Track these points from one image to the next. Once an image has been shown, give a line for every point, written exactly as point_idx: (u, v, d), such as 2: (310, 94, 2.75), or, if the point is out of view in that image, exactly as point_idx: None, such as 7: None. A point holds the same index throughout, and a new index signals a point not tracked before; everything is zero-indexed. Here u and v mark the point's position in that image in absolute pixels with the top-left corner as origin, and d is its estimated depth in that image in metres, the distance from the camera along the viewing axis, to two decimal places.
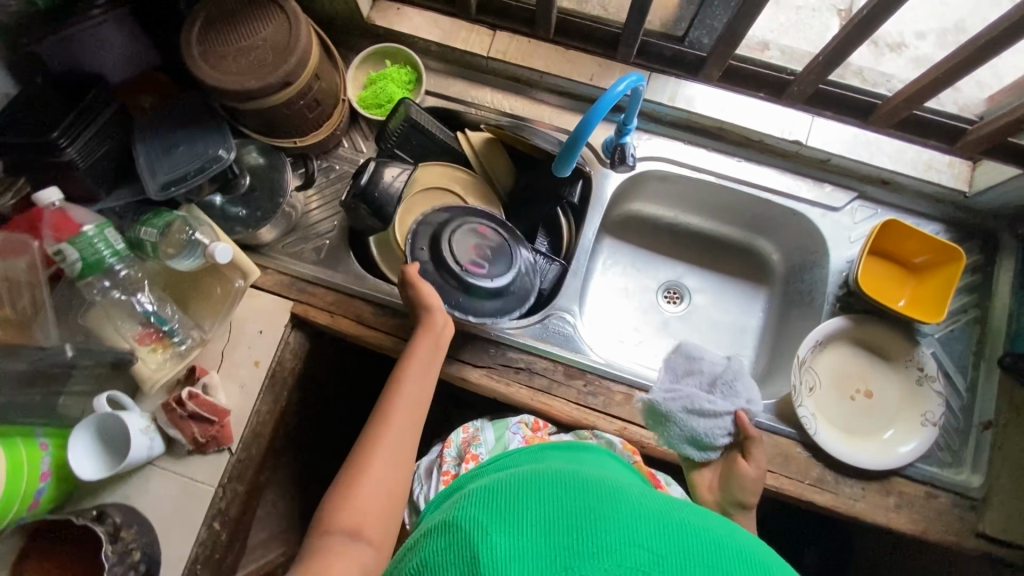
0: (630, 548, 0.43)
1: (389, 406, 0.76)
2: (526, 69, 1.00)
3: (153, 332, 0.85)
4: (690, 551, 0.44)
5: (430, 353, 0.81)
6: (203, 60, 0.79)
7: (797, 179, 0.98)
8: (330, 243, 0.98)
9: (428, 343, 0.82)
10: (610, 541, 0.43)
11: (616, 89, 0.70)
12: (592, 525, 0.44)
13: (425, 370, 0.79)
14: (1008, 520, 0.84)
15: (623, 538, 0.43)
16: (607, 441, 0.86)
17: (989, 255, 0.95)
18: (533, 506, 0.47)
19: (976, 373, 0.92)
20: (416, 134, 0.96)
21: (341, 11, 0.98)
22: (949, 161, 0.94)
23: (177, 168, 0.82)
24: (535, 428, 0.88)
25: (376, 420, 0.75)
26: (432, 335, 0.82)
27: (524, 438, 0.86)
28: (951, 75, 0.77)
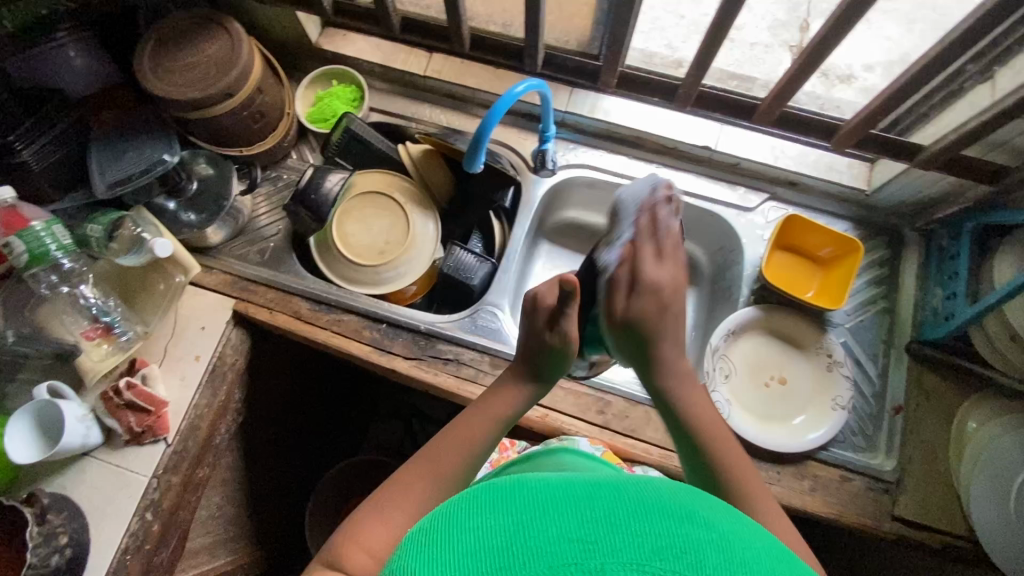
0: (567, 539, 0.34)
1: (440, 448, 0.63)
2: (460, 86, 1.09)
3: (98, 326, 0.89)
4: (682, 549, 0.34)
5: (514, 404, 0.69)
6: (152, 75, 0.88)
7: (712, 182, 1.05)
8: (274, 245, 1.04)
9: (518, 396, 0.70)
10: (549, 537, 0.34)
11: (515, 90, 0.78)
12: (529, 521, 0.35)
13: (497, 425, 0.67)
14: (921, 505, 0.86)
15: (564, 530, 0.34)
16: (570, 441, 0.85)
17: (895, 250, 1.00)
18: (474, 504, 0.38)
19: (887, 360, 0.95)
20: (356, 144, 1.04)
21: (291, 36, 1.08)
22: (849, 163, 1.01)
23: (124, 169, 0.90)
24: (503, 450, 0.91)
25: (428, 458, 0.62)
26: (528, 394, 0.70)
27: (491, 463, 0.89)
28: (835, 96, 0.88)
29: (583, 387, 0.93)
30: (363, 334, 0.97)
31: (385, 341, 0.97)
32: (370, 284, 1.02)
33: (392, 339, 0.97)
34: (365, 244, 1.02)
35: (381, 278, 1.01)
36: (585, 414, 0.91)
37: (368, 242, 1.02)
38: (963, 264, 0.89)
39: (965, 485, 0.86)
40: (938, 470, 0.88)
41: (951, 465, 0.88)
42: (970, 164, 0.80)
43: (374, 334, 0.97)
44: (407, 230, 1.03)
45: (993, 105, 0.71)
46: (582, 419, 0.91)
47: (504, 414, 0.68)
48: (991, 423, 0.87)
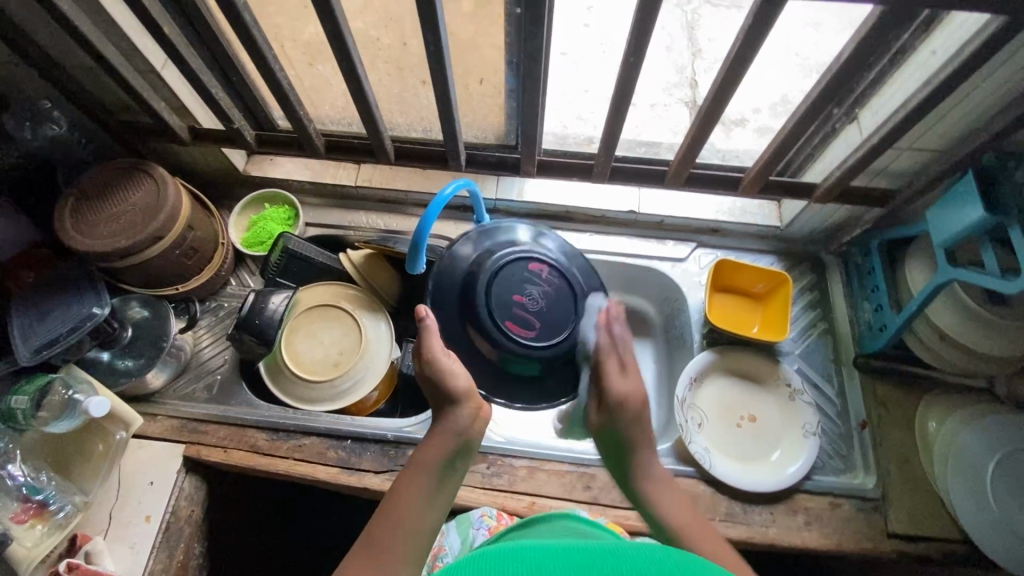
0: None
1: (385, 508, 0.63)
2: (391, 190, 1.13)
3: (29, 505, 0.79)
4: None
5: (451, 443, 0.70)
6: (76, 230, 0.87)
7: (644, 241, 1.12)
8: (222, 377, 1.00)
9: (450, 438, 0.70)
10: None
11: (444, 193, 0.81)
12: None
13: (433, 471, 0.67)
14: (910, 516, 0.88)
15: None
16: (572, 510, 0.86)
17: (819, 274, 1.08)
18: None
19: (840, 378, 1.00)
20: (296, 262, 1.04)
21: (218, 170, 1.11)
22: (759, 204, 1.10)
23: (50, 331, 0.85)
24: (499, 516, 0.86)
25: (381, 517, 0.62)
26: (454, 431, 0.71)
27: (488, 531, 0.83)
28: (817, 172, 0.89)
29: (564, 464, 0.91)
30: (329, 455, 0.93)
31: (353, 458, 0.92)
32: (328, 400, 0.98)
33: (360, 455, 0.93)
34: (317, 359, 1.00)
35: (339, 391, 0.98)
36: (571, 493, 0.89)
37: (321, 356, 1.00)
38: (880, 278, 0.97)
39: (943, 488, 0.88)
40: (913, 476, 0.91)
41: (927, 470, 0.91)
42: (859, 193, 0.89)
43: (339, 453, 0.93)
44: (358, 337, 1.01)
45: (863, 143, 0.81)
46: (569, 498, 0.89)
47: (438, 452, 0.69)
48: (949, 419, 0.91)
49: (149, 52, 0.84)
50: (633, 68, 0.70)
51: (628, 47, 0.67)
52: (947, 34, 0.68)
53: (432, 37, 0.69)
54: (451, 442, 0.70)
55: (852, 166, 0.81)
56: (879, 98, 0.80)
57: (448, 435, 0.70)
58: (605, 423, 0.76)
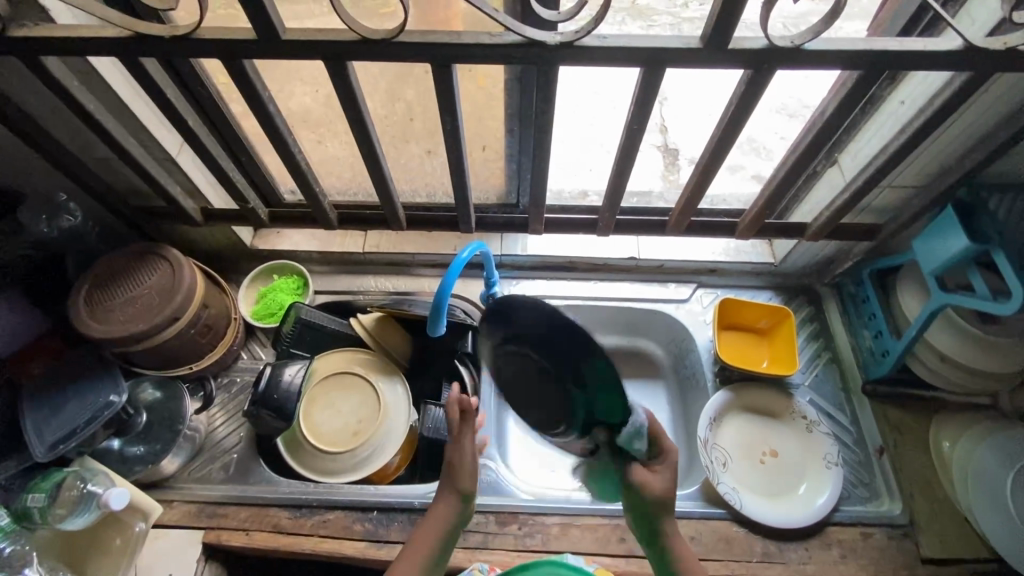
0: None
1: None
2: (398, 254, 1.16)
3: None
4: None
5: (444, 525, 0.72)
6: (93, 319, 0.87)
7: (647, 285, 1.16)
8: (238, 455, 0.98)
9: (448, 517, 0.72)
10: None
11: (461, 256, 0.84)
12: None
13: (431, 553, 0.71)
14: (940, 540, 0.89)
15: None
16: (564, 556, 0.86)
17: (816, 305, 1.13)
18: None
19: (851, 406, 1.02)
20: (309, 330, 1.04)
21: (227, 246, 1.12)
22: (752, 243, 1.16)
23: (66, 425, 0.84)
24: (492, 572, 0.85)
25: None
26: (448, 515, 0.72)
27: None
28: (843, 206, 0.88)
29: (596, 517, 0.91)
30: (355, 529, 0.90)
31: (381, 530, 0.90)
32: (350, 470, 0.97)
33: (388, 525, 0.91)
34: (337, 428, 0.99)
35: (361, 460, 0.97)
36: (605, 546, 0.88)
37: (340, 426, 0.99)
38: (876, 306, 1.02)
39: (967, 508, 0.90)
40: (937, 498, 0.92)
41: (948, 491, 0.93)
42: (848, 229, 0.95)
43: (366, 525, 0.91)
44: (377, 402, 1.01)
45: (847, 185, 0.87)
46: (605, 552, 0.88)
47: (435, 536, 0.71)
48: (962, 439, 0.95)
49: (167, 142, 0.88)
50: (635, 133, 0.75)
51: (631, 115, 0.73)
52: (914, 87, 0.75)
53: (447, 115, 0.73)
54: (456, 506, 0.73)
55: (840, 206, 0.87)
56: (857, 143, 0.87)
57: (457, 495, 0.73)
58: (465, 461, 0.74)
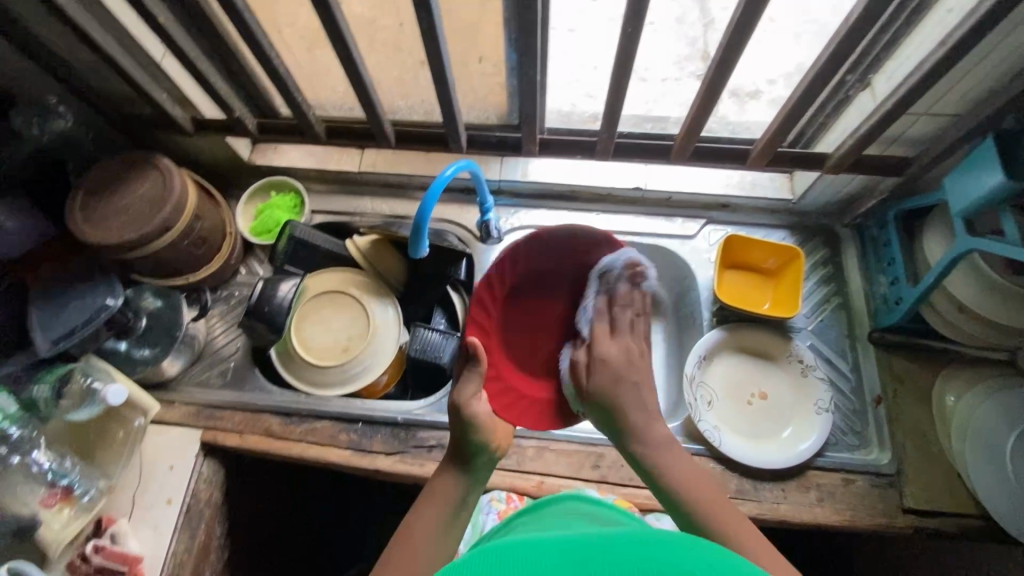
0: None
1: (399, 547, 0.62)
2: (395, 175, 1.13)
3: (56, 491, 0.83)
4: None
5: (459, 488, 0.69)
6: (88, 224, 0.89)
7: (651, 219, 1.10)
8: (235, 364, 1.02)
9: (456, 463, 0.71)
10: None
11: (444, 174, 0.80)
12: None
13: (450, 507, 0.66)
14: (926, 491, 0.86)
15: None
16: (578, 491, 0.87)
17: (834, 247, 1.05)
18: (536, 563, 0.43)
19: (855, 354, 0.98)
20: (303, 250, 1.04)
21: (225, 160, 1.11)
22: (770, 177, 1.07)
23: (66, 323, 0.88)
24: (509, 499, 0.89)
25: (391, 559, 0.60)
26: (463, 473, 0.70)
27: (498, 515, 0.87)
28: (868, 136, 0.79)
29: (572, 444, 0.92)
30: (340, 438, 0.94)
31: (364, 441, 0.94)
32: (339, 384, 1.00)
33: (371, 437, 0.94)
34: (327, 344, 1.01)
35: (349, 375, 0.99)
36: (579, 471, 0.90)
37: (330, 342, 1.01)
38: (896, 250, 0.94)
39: (961, 462, 0.86)
40: (930, 451, 0.89)
41: (943, 445, 0.89)
42: (873, 162, 0.86)
43: (351, 436, 0.94)
44: (366, 322, 1.02)
45: (876, 109, 0.78)
46: (578, 478, 0.90)
47: (451, 495, 0.68)
48: (968, 393, 0.89)
49: (149, 43, 0.85)
50: (631, 39, 0.68)
51: (628, 16, 0.65)
52: None
53: (424, 14, 0.68)
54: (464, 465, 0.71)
55: (865, 132, 0.78)
56: (894, 61, 0.77)
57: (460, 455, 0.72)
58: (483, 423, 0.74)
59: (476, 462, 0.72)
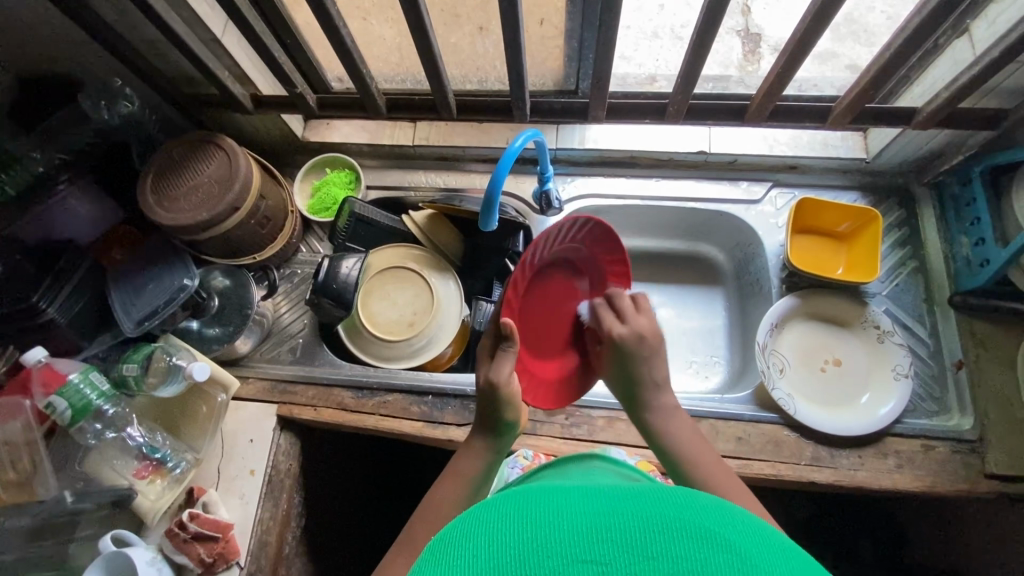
0: (582, 562, 0.31)
1: (419, 524, 0.67)
2: (449, 147, 1.11)
3: (148, 463, 0.89)
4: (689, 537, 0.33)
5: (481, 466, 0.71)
6: (159, 207, 0.90)
7: (714, 184, 1.07)
8: (303, 340, 1.05)
9: (484, 450, 0.71)
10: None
11: (514, 144, 0.79)
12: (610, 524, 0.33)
13: (470, 486, 0.69)
14: (1010, 456, 0.84)
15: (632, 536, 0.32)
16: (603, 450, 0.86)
17: (909, 208, 1.01)
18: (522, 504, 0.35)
19: (933, 319, 0.95)
20: (362, 226, 1.04)
21: (280, 137, 1.11)
22: (842, 136, 1.02)
23: (149, 304, 0.91)
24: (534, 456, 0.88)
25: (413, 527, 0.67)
26: (490, 450, 0.72)
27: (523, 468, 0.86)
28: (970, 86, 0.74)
29: None
30: (412, 411, 0.96)
31: (435, 412, 0.95)
32: (407, 358, 1.01)
33: (442, 409, 0.96)
34: (392, 319, 1.01)
35: (416, 349, 1.00)
36: None
37: (395, 317, 1.01)
38: (984, 209, 0.89)
39: None
40: (1016, 417, 0.86)
41: None
42: (968, 115, 0.81)
43: (422, 408, 0.96)
44: (430, 297, 1.02)
45: (978, 58, 0.73)
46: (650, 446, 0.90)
47: (472, 471, 0.70)
48: None
49: (210, 20, 0.83)
50: None
51: None
52: None
53: None
54: (484, 456, 0.71)
55: (965, 84, 0.73)
56: (1001, 4, 0.71)
57: (484, 437, 0.72)
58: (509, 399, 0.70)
59: (503, 440, 0.72)
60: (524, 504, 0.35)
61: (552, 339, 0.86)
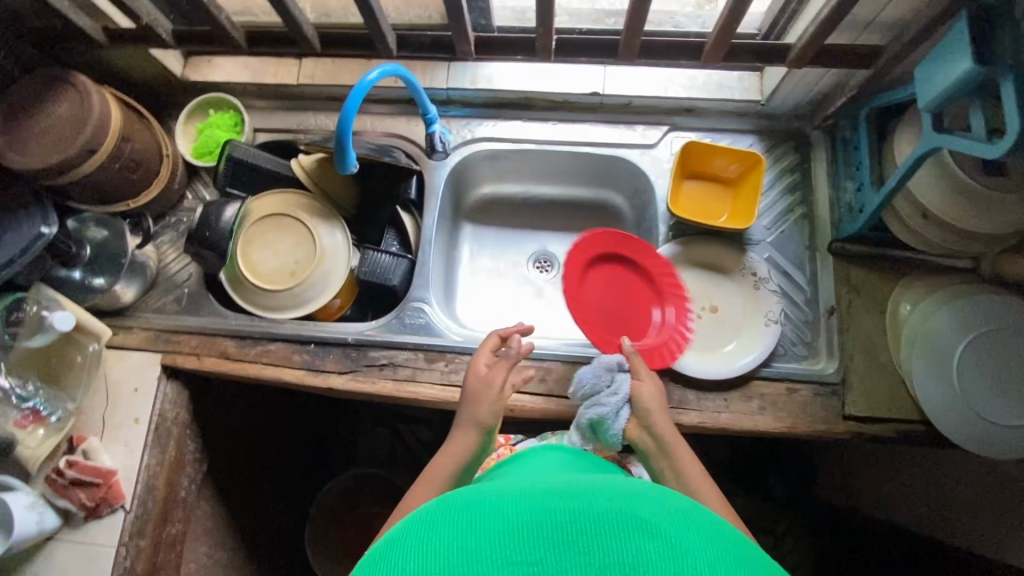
0: (513, 563, 0.35)
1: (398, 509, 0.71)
2: (337, 86, 1.06)
3: (28, 412, 0.89)
4: (619, 537, 0.36)
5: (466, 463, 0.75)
6: (8, 149, 0.85)
7: (611, 127, 1.03)
8: (189, 290, 1.03)
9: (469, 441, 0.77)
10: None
11: (366, 79, 0.75)
12: (535, 527, 0.36)
13: (450, 476, 0.74)
14: (868, 398, 0.87)
15: (557, 543, 0.36)
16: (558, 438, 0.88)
17: (803, 152, 0.99)
18: (457, 512, 0.39)
19: (813, 265, 0.95)
20: (243, 169, 1.01)
21: (156, 76, 1.05)
22: (740, 76, 0.99)
23: (4, 253, 0.87)
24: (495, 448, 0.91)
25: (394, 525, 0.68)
26: (470, 442, 0.77)
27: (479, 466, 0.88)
28: (833, 21, 0.72)
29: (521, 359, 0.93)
30: (295, 359, 0.96)
31: (318, 361, 0.95)
32: (291, 307, 0.99)
33: (325, 357, 0.95)
34: (275, 269, 0.99)
35: (300, 299, 0.99)
36: (527, 386, 0.92)
37: (277, 266, 0.99)
38: (865, 153, 0.87)
39: (908, 371, 0.86)
40: (878, 360, 0.89)
41: (893, 354, 0.89)
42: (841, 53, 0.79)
43: (305, 356, 0.96)
44: (313, 245, 0.99)
45: None
46: (526, 391, 0.91)
47: (457, 459, 0.75)
48: (923, 302, 0.87)
49: None
50: None
51: None
52: None
53: None
54: (467, 446, 0.77)
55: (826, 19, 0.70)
56: None
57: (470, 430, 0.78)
58: (489, 401, 0.80)
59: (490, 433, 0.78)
60: (459, 511, 0.39)
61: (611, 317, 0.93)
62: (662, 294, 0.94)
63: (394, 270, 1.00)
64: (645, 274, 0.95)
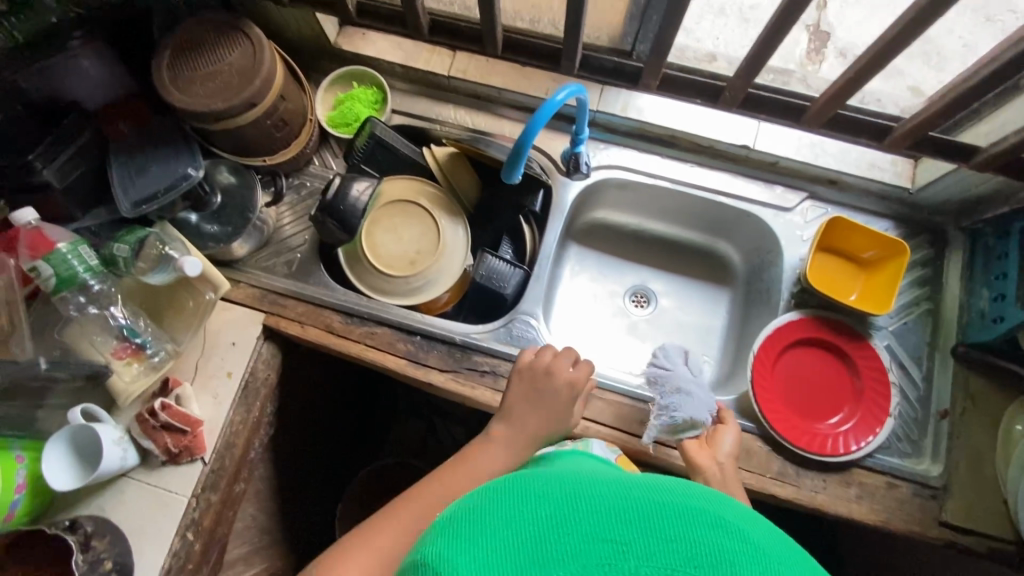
0: (586, 548, 0.36)
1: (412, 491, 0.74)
2: (485, 85, 1.05)
3: (127, 345, 0.88)
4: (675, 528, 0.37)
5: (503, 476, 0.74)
6: (176, 89, 0.85)
7: (749, 182, 1.02)
8: (301, 256, 1.02)
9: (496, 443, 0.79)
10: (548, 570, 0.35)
11: (554, 99, 0.74)
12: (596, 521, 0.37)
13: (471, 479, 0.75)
14: (967, 509, 0.86)
15: (617, 530, 0.37)
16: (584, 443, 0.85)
17: (938, 249, 0.98)
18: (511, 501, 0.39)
19: (930, 363, 0.94)
20: (381, 149, 1.01)
21: (310, 38, 1.04)
22: (892, 160, 0.98)
23: (148, 187, 0.87)
24: None
25: (411, 511, 0.70)
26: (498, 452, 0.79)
27: None
28: None
29: (622, 396, 0.93)
30: (398, 347, 0.95)
31: (421, 354, 0.95)
32: (403, 295, 0.99)
33: (428, 352, 0.95)
34: (395, 254, 0.99)
35: (414, 289, 0.99)
36: (626, 424, 0.91)
37: (398, 252, 0.99)
38: (1013, 265, 0.87)
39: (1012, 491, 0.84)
40: (983, 474, 0.87)
41: (998, 470, 0.87)
42: None
43: (409, 347, 0.95)
44: (436, 238, 0.99)
45: None
46: (624, 430, 0.91)
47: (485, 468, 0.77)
48: None
49: None
50: None
51: None
52: None
53: None
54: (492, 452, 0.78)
55: None
56: None
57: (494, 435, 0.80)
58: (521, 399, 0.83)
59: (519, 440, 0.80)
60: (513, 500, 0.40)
61: (814, 401, 0.93)
62: (860, 399, 0.91)
63: (508, 276, 1.00)
64: (851, 366, 0.93)
